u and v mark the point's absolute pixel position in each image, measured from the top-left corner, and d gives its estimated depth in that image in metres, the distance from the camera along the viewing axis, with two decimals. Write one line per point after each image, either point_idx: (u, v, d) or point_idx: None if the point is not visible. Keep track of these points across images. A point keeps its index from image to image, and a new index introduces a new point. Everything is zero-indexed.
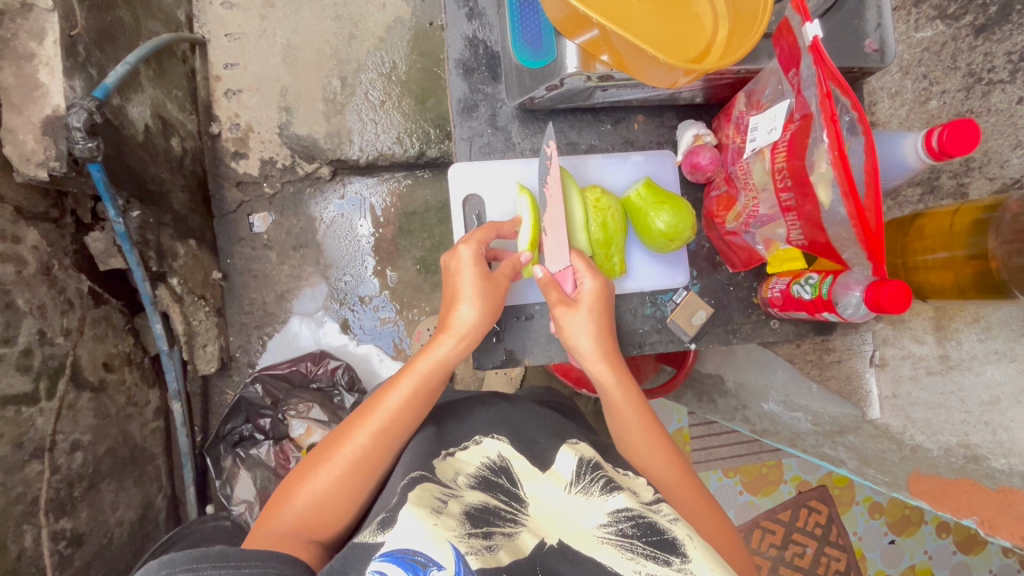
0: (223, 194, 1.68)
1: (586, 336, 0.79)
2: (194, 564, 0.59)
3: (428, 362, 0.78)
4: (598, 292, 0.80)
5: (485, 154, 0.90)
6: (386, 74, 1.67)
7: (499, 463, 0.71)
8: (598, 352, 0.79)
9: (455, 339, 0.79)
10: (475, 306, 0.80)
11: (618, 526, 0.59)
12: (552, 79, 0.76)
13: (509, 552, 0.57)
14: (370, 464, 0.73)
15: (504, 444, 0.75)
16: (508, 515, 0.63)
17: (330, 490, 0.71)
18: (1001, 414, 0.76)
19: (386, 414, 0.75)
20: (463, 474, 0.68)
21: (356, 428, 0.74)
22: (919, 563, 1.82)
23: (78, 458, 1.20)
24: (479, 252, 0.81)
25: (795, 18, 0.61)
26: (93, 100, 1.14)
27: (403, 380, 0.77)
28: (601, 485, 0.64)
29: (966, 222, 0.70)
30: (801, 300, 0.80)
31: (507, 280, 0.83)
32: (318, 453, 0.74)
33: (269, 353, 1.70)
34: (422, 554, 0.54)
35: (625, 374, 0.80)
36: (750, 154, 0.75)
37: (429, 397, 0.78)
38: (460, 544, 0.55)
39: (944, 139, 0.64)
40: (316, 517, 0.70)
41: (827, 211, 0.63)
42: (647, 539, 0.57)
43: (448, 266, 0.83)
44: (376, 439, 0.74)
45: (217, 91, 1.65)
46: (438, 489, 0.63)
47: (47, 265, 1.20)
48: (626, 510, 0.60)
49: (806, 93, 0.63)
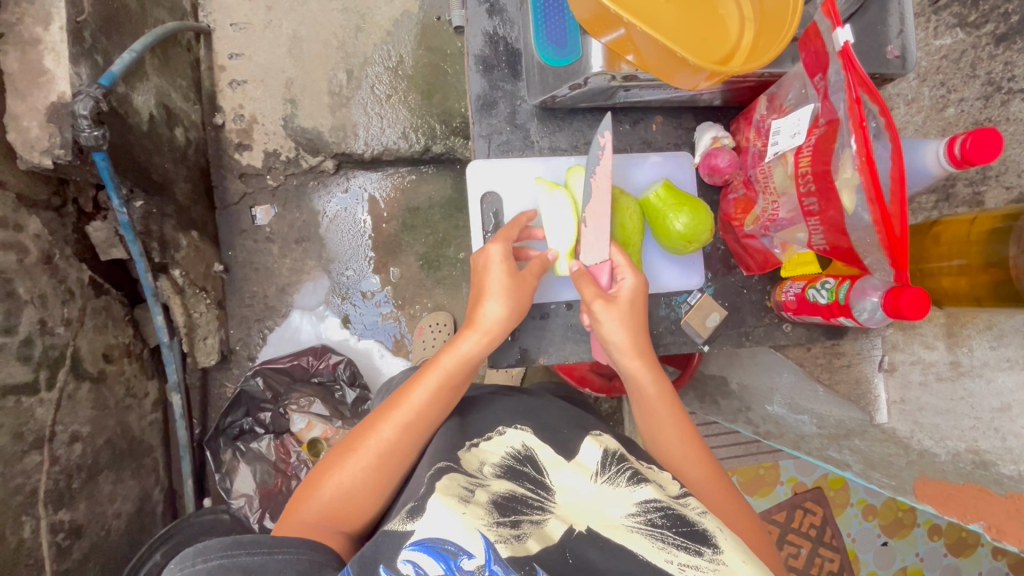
0: (226, 185, 1.67)
1: (620, 329, 0.79)
2: (229, 550, 0.60)
3: (452, 360, 0.78)
4: (636, 287, 0.80)
5: (503, 151, 0.89)
6: (393, 68, 1.66)
7: (524, 452, 0.71)
8: (632, 347, 0.79)
9: (479, 336, 0.79)
10: (503, 304, 0.79)
11: (646, 516, 0.59)
12: (576, 78, 0.75)
13: (538, 540, 0.57)
14: (394, 458, 0.73)
15: (527, 434, 0.75)
16: (536, 503, 0.62)
17: (356, 483, 0.72)
18: (1011, 421, 0.77)
19: (410, 410, 0.75)
20: (488, 463, 0.69)
21: (381, 422, 0.75)
22: (911, 564, 1.84)
23: (77, 450, 1.19)
24: (508, 249, 0.82)
25: (825, 23, 0.62)
26: (100, 88, 1.12)
27: (426, 377, 0.77)
28: (627, 476, 0.65)
29: (983, 230, 0.71)
30: (817, 303, 0.80)
31: (534, 279, 0.83)
32: (344, 446, 0.75)
33: (271, 346, 1.69)
34: (451, 543, 0.53)
35: (657, 367, 0.81)
36: (771, 158, 0.75)
37: (453, 394, 0.78)
38: (488, 532, 0.55)
39: (967, 147, 0.64)
40: (342, 509, 0.71)
41: (851, 217, 0.64)
42: (677, 530, 0.58)
43: (477, 264, 0.83)
44: (401, 434, 0.74)
45: (222, 81, 1.63)
46: (463, 479, 0.64)
47: (48, 254, 1.19)
48: (654, 501, 0.61)
49: (833, 99, 0.63)
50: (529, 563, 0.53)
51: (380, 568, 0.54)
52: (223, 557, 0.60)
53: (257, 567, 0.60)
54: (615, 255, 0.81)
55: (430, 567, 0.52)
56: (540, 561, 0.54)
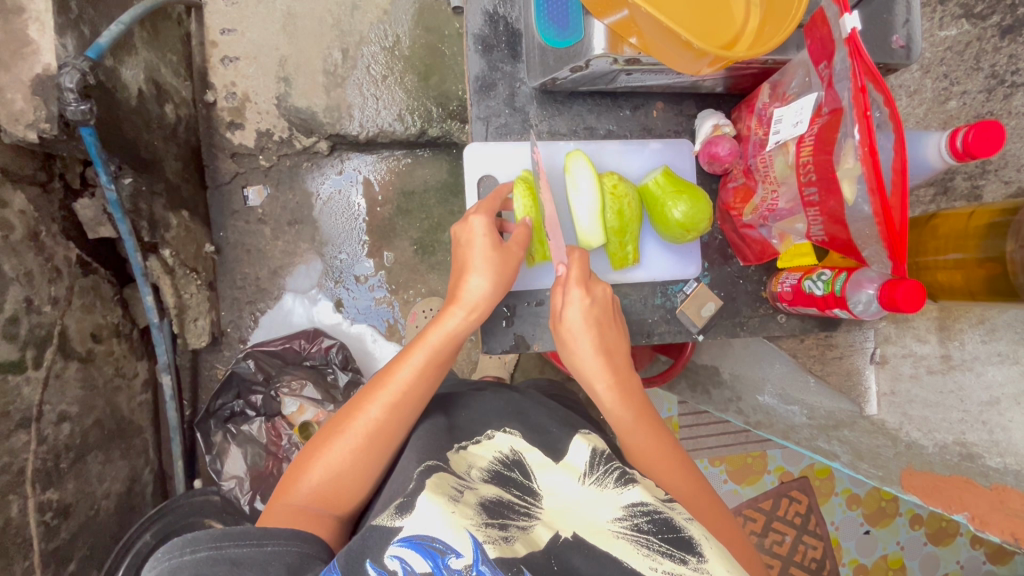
0: (217, 164, 1.64)
1: (585, 337, 0.79)
2: (218, 542, 0.60)
3: (439, 335, 0.77)
4: (589, 308, 0.79)
5: (501, 135, 0.88)
6: (389, 49, 1.62)
7: (512, 457, 0.72)
8: (599, 355, 0.79)
9: (465, 311, 0.78)
10: (486, 278, 0.78)
11: (633, 521, 0.59)
12: (578, 60, 0.73)
13: (525, 544, 0.57)
14: (382, 438, 0.73)
15: (516, 438, 0.76)
16: (522, 509, 0.63)
17: (345, 463, 0.72)
18: (999, 415, 0.78)
19: (397, 388, 0.75)
20: (476, 468, 0.69)
21: (368, 401, 0.74)
22: (891, 553, 1.89)
23: (65, 429, 1.18)
24: (490, 221, 0.81)
25: (832, 10, 0.61)
26: (86, 60, 1.10)
27: (413, 354, 0.76)
28: (615, 476, 0.65)
29: (981, 224, 0.70)
30: (812, 295, 0.80)
31: (519, 250, 0.81)
32: (331, 427, 0.75)
33: (261, 330, 1.68)
34: (439, 541, 0.54)
35: (626, 388, 0.79)
36: (772, 146, 0.74)
37: (439, 371, 0.78)
38: (477, 532, 0.55)
39: (969, 140, 0.63)
40: (332, 491, 0.71)
41: (851, 208, 0.63)
42: (663, 536, 0.58)
43: (458, 237, 0.83)
44: (389, 412, 0.74)
45: (214, 57, 1.59)
46: (453, 479, 0.64)
47: (34, 231, 1.16)
48: (641, 504, 0.61)
49: (838, 87, 0.62)
50: (516, 565, 0.53)
51: (368, 565, 0.55)
52: (213, 549, 0.60)
53: (246, 560, 0.60)
54: (569, 270, 0.79)
55: (417, 564, 0.53)
56: (527, 564, 0.54)
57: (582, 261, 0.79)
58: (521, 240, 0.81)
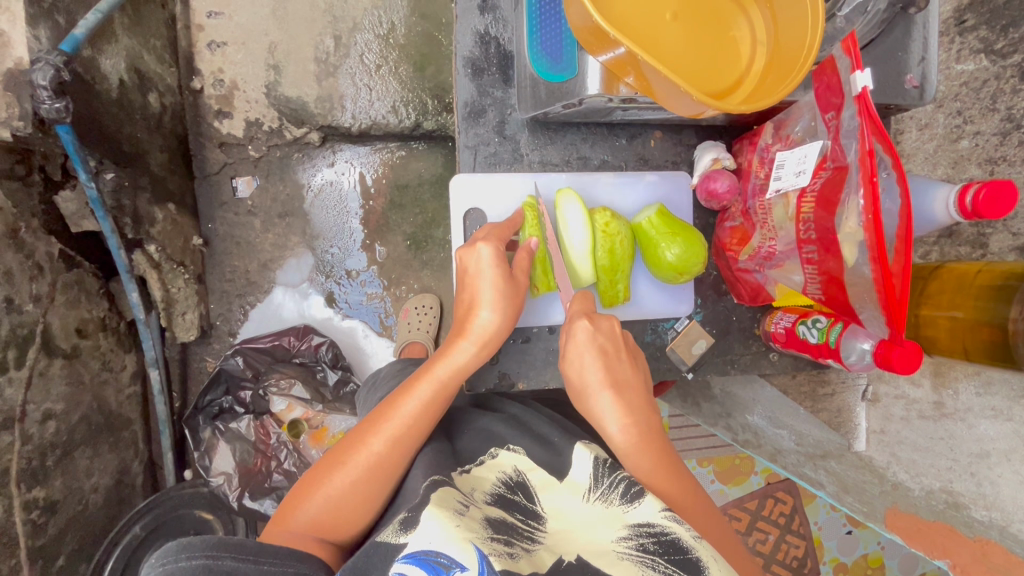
0: (205, 154, 1.58)
1: (598, 368, 0.74)
2: (214, 552, 0.59)
3: (445, 370, 0.74)
4: (594, 339, 0.75)
5: (490, 164, 0.84)
6: (384, 36, 1.55)
7: (516, 478, 0.69)
8: (613, 387, 0.73)
9: (474, 345, 0.76)
10: (496, 311, 0.75)
11: (638, 541, 0.57)
12: (570, 98, 0.71)
13: (530, 563, 0.55)
14: (384, 472, 0.71)
15: (520, 457, 0.73)
16: (525, 532, 0.60)
17: (347, 493, 0.69)
18: (989, 468, 0.77)
19: (401, 422, 0.72)
20: (479, 490, 0.66)
21: (371, 435, 0.72)
22: (872, 552, 1.91)
23: (50, 428, 1.16)
24: (499, 250, 0.76)
25: (843, 61, 0.59)
26: (60, 55, 1.04)
27: (418, 388, 0.74)
28: (621, 492, 0.62)
29: (985, 285, 0.68)
30: (806, 341, 0.78)
31: (524, 278, 0.78)
32: (335, 456, 0.72)
33: (251, 324, 1.65)
34: (444, 555, 0.52)
35: (641, 427, 0.72)
36: (773, 193, 0.71)
37: (444, 405, 0.75)
38: (482, 545, 0.53)
39: (979, 200, 0.60)
40: (331, 520, 0.69)
41: (850, 270, 0.62)
42: (669, 557, 0.56)
43: (465, 264, 0.78)
44: (391, 447, 0.71)
45: (200, 42, 1.52)
46: (457, 494, 0.62)
47: (13, 228, 1.11)
48: (649, 524, 0.58)
49: (844, 143, 0.60)
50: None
51: None
52: (207, 558, 0.59)
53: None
54: (572, 306, 0.77)
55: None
56: None
57: (586, 300, 0.78)
58: (525, 266, 0.77)
